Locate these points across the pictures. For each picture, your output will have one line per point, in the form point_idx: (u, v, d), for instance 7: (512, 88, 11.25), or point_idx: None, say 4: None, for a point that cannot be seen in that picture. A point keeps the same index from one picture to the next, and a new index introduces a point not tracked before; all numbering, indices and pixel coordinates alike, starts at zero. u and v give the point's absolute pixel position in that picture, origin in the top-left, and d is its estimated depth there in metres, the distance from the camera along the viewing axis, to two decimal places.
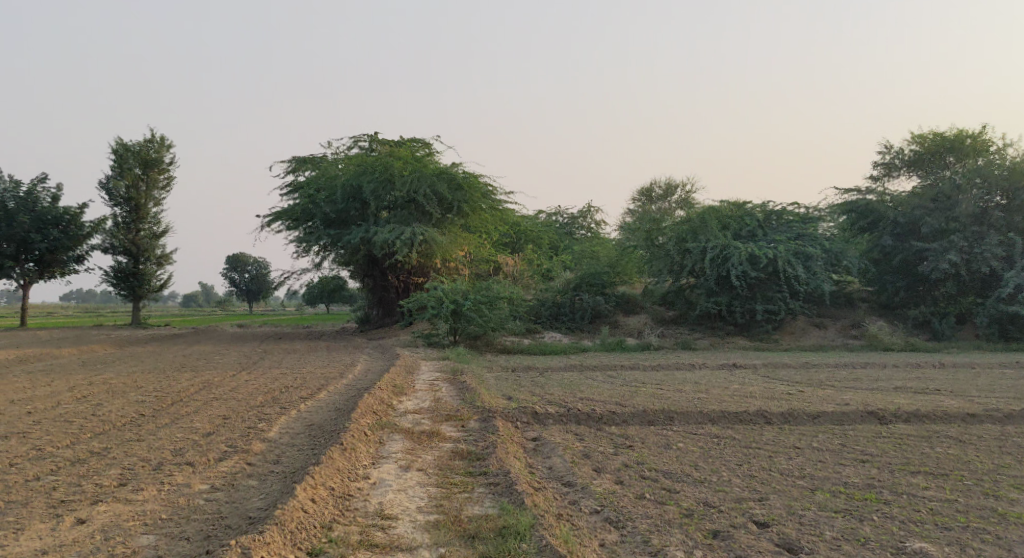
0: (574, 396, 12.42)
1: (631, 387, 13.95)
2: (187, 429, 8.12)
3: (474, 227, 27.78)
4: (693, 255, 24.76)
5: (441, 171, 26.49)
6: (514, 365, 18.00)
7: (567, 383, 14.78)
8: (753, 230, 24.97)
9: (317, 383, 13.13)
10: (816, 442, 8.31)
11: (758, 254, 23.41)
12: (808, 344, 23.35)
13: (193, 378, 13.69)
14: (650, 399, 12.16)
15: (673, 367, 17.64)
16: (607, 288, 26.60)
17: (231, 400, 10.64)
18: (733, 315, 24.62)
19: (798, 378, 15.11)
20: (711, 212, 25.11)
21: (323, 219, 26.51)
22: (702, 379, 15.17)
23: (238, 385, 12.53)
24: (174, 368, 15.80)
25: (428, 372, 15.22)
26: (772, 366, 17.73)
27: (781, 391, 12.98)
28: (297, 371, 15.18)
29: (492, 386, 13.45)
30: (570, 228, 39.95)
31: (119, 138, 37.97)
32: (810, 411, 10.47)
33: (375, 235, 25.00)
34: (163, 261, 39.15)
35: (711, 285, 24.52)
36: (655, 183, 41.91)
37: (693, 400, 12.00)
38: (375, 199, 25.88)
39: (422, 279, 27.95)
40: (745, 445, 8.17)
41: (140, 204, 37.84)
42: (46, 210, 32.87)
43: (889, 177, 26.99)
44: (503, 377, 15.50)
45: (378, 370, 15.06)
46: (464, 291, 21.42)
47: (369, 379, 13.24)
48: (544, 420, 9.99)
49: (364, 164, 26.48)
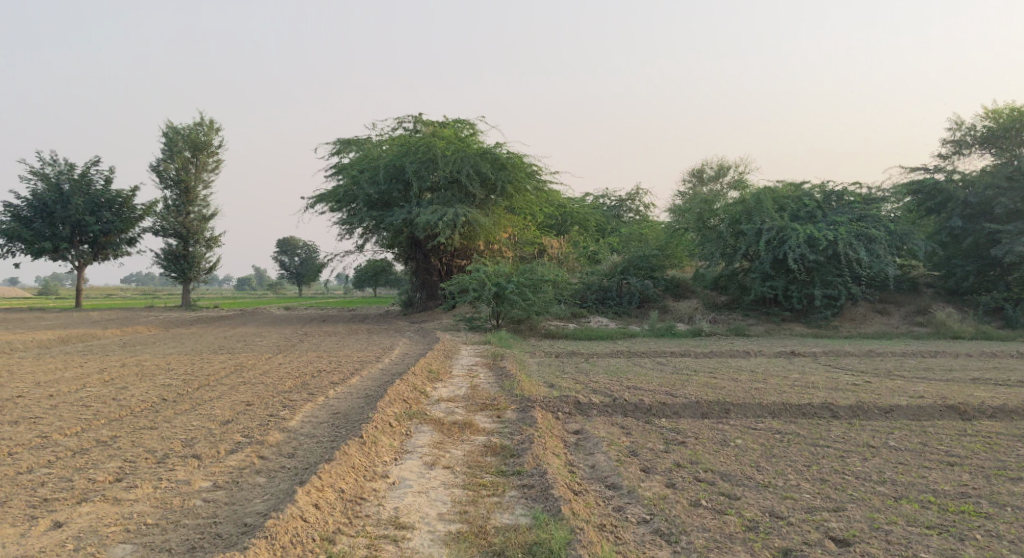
0: (620, 385, 11.65)
1: (682, 375, 13.13)
2: (205, 417, 7.63)
3: (518, 208, 27.08)
4: (748, 237, 23.65)
5: (485, 151, 25.77)
6: (559, 351, 17.28)
7: (614, 369, 14.03)
8: (812, 211, 23.73)
9: (351, 367, 12.62)
10: (894, 440, 7.43)
11: (818, 237, 22.22)
12: (870, 332, 22.14)
13: (228, 361, 13.31)
14: (704, 389, 11.32)
15: (726, 355, 16.72)
16: (656, 271, 25.65)
17: (259, 384, 10.19)
18: (790, 300, 23.48)
19: (863, 367, 14.10)
20: (768, 192, 23.94)
21: (366, 200, 26.05)
22: (758, 368, 14.24)
23: (271, 369, 12.09)
24: (211, 350, 15.48)
25: (468, 357, 14.60)
26: (833, 354, 16.71)
27: (845, 382, 12.01)
28: (334, 355, 14.71)
29: (534, 373, 12.78)
30: (618, 210, 38.93)
31: (169, 121, 38.12)
32: (880, 404, 9.56)
33: (417, 217, 24.44)
34: (212, 243, 39.36)
35: (766, 269, 23.39)
36: (707, 163, 40.58)
37: (750, 390, 11.14)
38: (418, 179, 25.33)
39: (465, 261, 27.39)
40: (812, 443, 7.34)
41: (190, 187, 38.00)
42: (99, 193, 33.12)
43: (959, 155, 25.39)
44: (547, 362, 14.80)
45: (416, 355, 14.50)
46: (508, 274, 20.75)
47: (405, 364, 12.69)
48: (587, 410, 9.26)
49: (407, 144, 25.91)
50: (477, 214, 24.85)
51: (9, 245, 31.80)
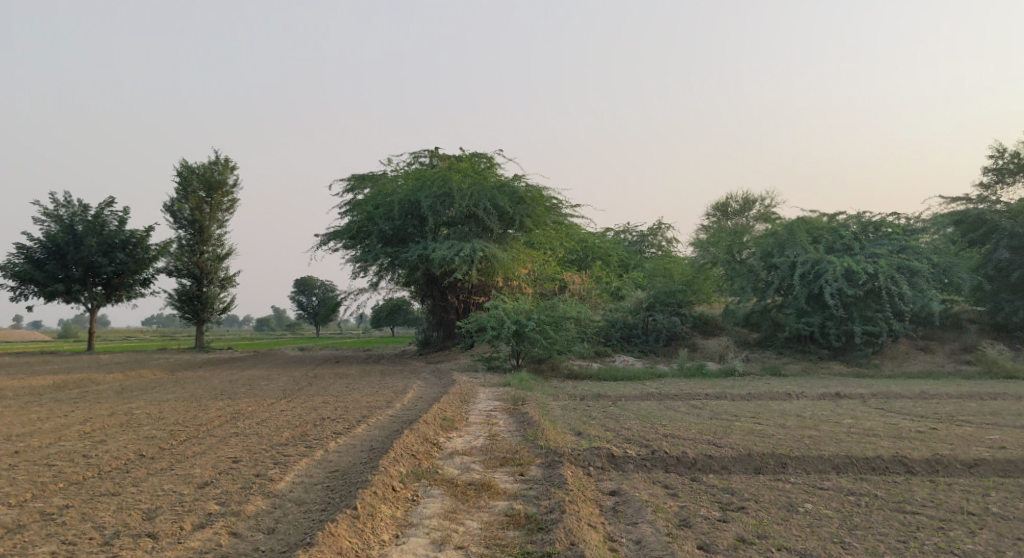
0: (656, 432, 10.49)
1: (722, 420, 11.94)
2: (180, 479, 6.58)
3: (539, 243, 26.18)
4: (781, 271, 22.47)
5: (503, 184, 24.92)
6: (583, 393, 16.11)
7: (646, 414, 12.86)
8: (848, 243, 22.55)
9: (358, 414, 11.53)
10: (996, 506, 6.23)
11: (856, 270, 21.00)
12: (915, 370, 20.80)
13: (227, 408, 12.27)
14: (751, 438, 10.12)
15: (766, 397, 15.49)
16: (684, 308, 24.54)
17: (253, 436, 9.13)
18: (827, 337, 22.17)
19: (921, 411, 12.84)
20: (801, 223, 22.89)
21: (380, 236, 25.20)
22: (803, 411, 13.02)
23: (270, 417, 11.03)
24: (211, 395, 14.44)
25: (487, 401, 13.48)
26: (883, 395, 15.44)
27: (908, 429, 10.76)
28: (343, 400, 13.63)
29: (559, 419, 11.64)
30: (640, 246, 37.83)
31: (184, 161, 37.67)
32: (959, 456, 8.37)
33: (433, 252, 23.53)
34: (226, 283, 38.62)
35: (801, 305, 22.16)
36: (731, 197, 39.51)
37: (802, 439, 9.93)
38: (433, 214, 24.48)
39: (483, 299, 26.43)
40: (898, 510, 6.16)
41: (204, 226, 37.40)
42: (113, 234, 32.52)
43: (1001, 184, 24.18)
44: (572, 407, 13.66)
45: (431, 399, 13.39)
46: (528, 311, 19.68)
47: (418, 410, 11.57)
48: (622, 465, 8.10)
49: (422, 179, 25.14)
50: (495, 249, 23.91)
51: (20, 287, 31.12)
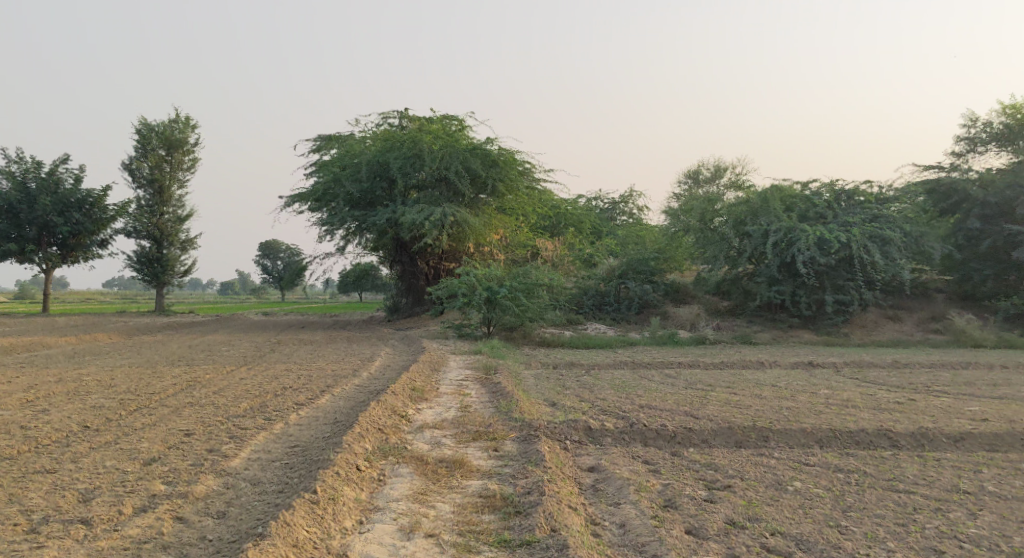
0: (632, 403, 10.17)
1: (697, 391, 11.64)
2: (125, 455, 6.07)
3: (510, 208, 25.68)
4: (754, 239, 22.24)
5: (474, 146, 24.25)
6: (555, 361, 15.78)
7: (621, 384, 12.56)
8: (822, 211, 22.31)
9: (323, 383, 11.05)
10: (991, 484, 5.96)
11: (830, 238, 20.82)
12: (884, 339, 20.81)
13: (183, 375, 11.69)
14: (729, 409, 9.82)
15: (739, 366, 15.28)
16: (656, 275, 24.33)
17: (209, 406, 8.61)
18: (798, 306, 22.10)
19: (896, 381, 12.71)
20: (775, 191, 22.53)
21: (347, 199, 24.49)
22: (779, 381, 12.79)
23: (229, 385, 10.51)
24: (168, 361, 13.84)
25: (457, 370, 13.06)
26: (856, 365, 15.34)
27: (886, 400, 10.56)
28: (306, 368, 13.11)
29: (532, 390, 11.29)
30: (611, 213, 37.49)
31: (142, 118, 36.31)
32: (943, 429, 8.16)
33: (402, 216, 22.91)
34: (187, 246, 37.56)
35: (773, 273, 22.00)
36: (703, 164, 39.28)
37: (781, 411, 9.66)
38: (402, 177, 23.80)
39: (453, 265, 25.99)
40: (890, 488, 5.87)
41: (164, 186, 36.22)
42: (68, 192, 31.29)
43: (973, 153, 24.11)
44: (544, 376, 13.31)
45: (399, 367, 12.93)
46: (499, 278, 19.24)
47: (385, 380, 11.12)
48: (599, 439, 7.77)
49: (391, 141, 24.40)
50: (466, 214, 23.35)
51: None
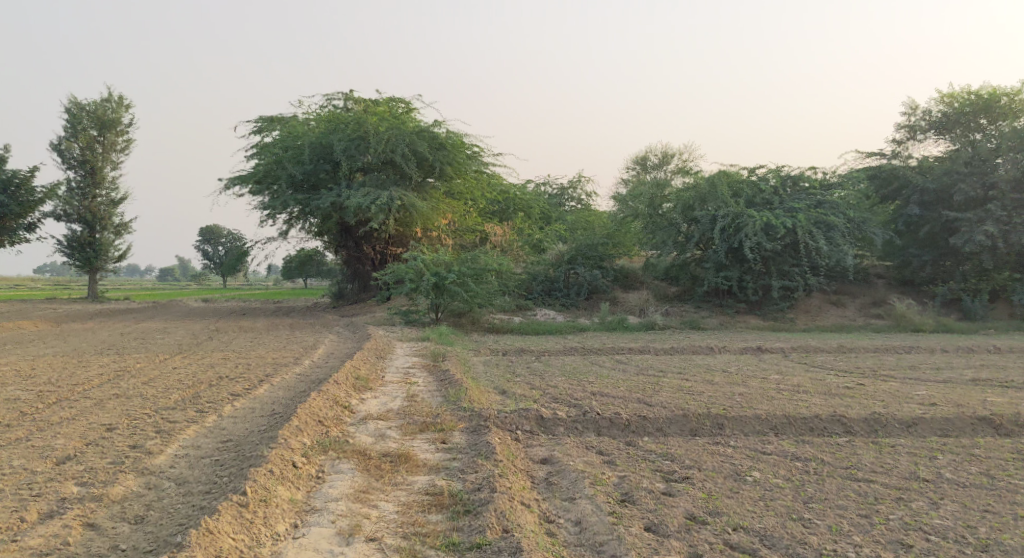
0: (583, 391, 9.93)
1: (648, 377, 11.48)
2: (36, 453, 5.57)
3: (458, 192, 25.25)
4: (702, 225, 22.25)
5: (421, 129, 23.70)
6: (505, 348, 15.51)
7: (571, 370, 12.35)
8: (769, 197, 22.42)
9: (262, 372, 10.56)
10: (949, 471, 5.85)
11: (776, 224, 20.93)
12: (828, 324, 21.07)
13: (112, 365, 11.05)
14: (681, 396, 9.66)
15: (689, 352, 15.21)
16: (605, 261, 24.28)
17: (136, 398, 8.08)
18: (745, 291, 22.25)
19: (844, 365, 12.76)
20: (723, 176, 22.51)
21: (289, 181, 23.73)
22: (729, 366, 12.72)
23: (160, 375, 9.94)
24: (96, 351, 13.14)
25: (404, 357, 12.67)
26: (803, 350, 15.43)
27: (836, 385, 10.52)
28: (245, 356, 12.56)
29: (482, 378, 10.99)
30: (560, 199, 37.29)
31: (72, 96, 34.70)
32: (895, 414, 8.11)
33: (347, 200, 22.29)
34: (121, 230, 36.14)
35: (720, 259, 22.08)
36: (651, 151, 39.35)
37: (733, 397, 9.54)
38: (347, 159, 23.15)
39: (400, 250, 25.49)
40: (850, 477, 5.72)
41: (96, 168, 34.73)
42: None
43: (913, 140, 24.50)
44: (494, 364, 13.03)
45: (343, 355, 12.49)
46: (447, 263, 18.85)
47: (328, 368, 10.68)
48: (551, 429, 7.51)
49: (335, 122, 23.73)
50: (413, 198, 22.86)
51: None
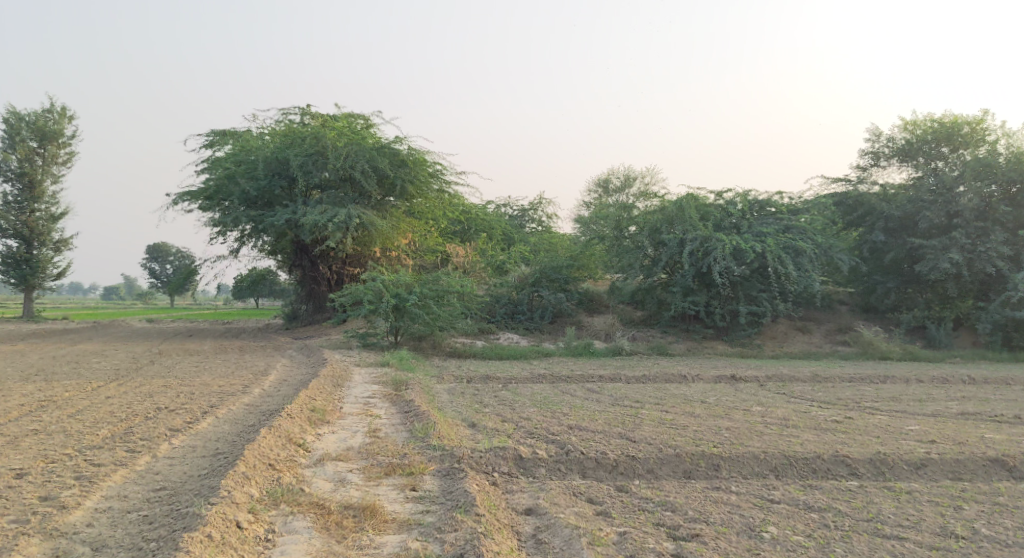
0: (560, 425, 9.21)
1: (625, 408, 10.79)
2: None
3: (419, 212, 24.48)
4: (669, 248, 21.82)
5: (382, 145, 22.90)
6: (470, 374, 14.71)
7: (542, 400, 11.63)
8: (737, 221, 22.09)
9: (206, 402, 9.63)
10: (982, 526, 5.24)
11: (744, 248, 20.61)
12: (795, 351, 20.73)
13: (36, 395, 9.93)
14: (663, 430, 8.97)
15: (661, 380, 14.62)
16: (569, 284, 23.80)
17: (57, 434, 7.10)
18: (712, 316, 21.84)
19: (825, 396, 12.24)
20: (691, 199, 22.11)
21: (242, 197, 22.69)
22: (706, 397, 12.11)
23: (89, 406, 8.94)
24: (23, 377, 11.99)
25: (363, 385, 11.79)
26: (779, 378, 14.95)
27: (824, 417, 9.97)
28: (189, 384, 11.55)
29: (448, 409, 10.21)
30: (520, 221, 36.68)
31: (11, 106, 33.12)
32: (898, 452, 7.54)
33: (303, 217, 21.33)
34: (61, 246, 34.44)
35: (687, 283, 21.65)
36: (613, 174, 39.13)
37: (720, 432, 8.88)
38: (303, 175, 22.24)
39: (358, 270, 24.59)
40: (878, 533, 5.07)
41: (36, 181, 33.12)
42: None
43: (877, 167, 24.46)
44: (458, 392, 12.25)
45: (297, 382, 11.59)
46: (408, 284, 18.03)
47: (280, 399, 9.80)
48: (532, 471, 6.77)
49: (291, 137, 22.84)
50: (372, 216, 22.02)
51: None
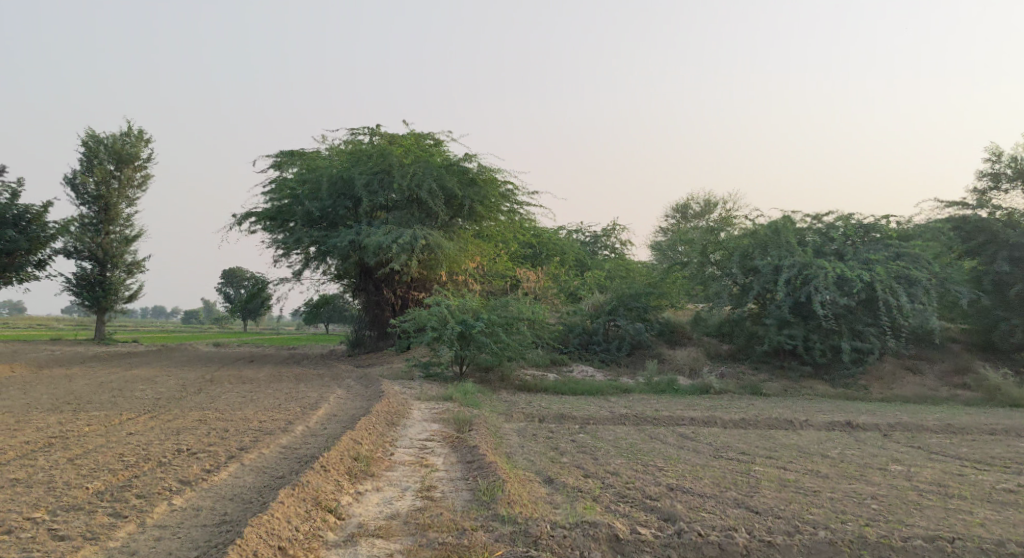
0: (659, 485, 7.47)
1: (732, 463, 8.94)
2: None
3: (488, 234, 23.10)
4: (762, 275, 19.80)
5: (450, 164, 21.67)
6: (542, 412, 12.97)
7: (630, 449, 9.85)
8: (840, 247, 19.92)
9: (238, 444, 8.21)
10: None
11: (850, 277, 18.47)
12: (907, 394, 18.30)
13: (50, 430, 8.71)
14: (789, 498, 7.10)
15: (762, 427, 12.64)
16: (649, 313, 21.96)
17: (37, 488, 5.72)
18: (810, 352, 19.65)
19: (976, 454, 10.09)
20: (787, 222, 20.12)
21: (305, 218, 21.71)
22: (826, 451, 10.14)
23: (102, 447, 7.61)
24: (52, 408, 10.86)
25: (421, 425, 10.25)
26: (905, 427, 12.78)
27: (992, 485, 7.94)
28: (228, 418, 10.21)
29: (519, 458, 8.58)
30: (593, 248, 35.00)
31: (91, 130, 33.35)
32: None
33: (367, 238, 20.18)
34: (133, 269, 34.37)
35: (784, 315, 19.54)
36: (692, 199, 37.24)
37: (865, 502, 6.95)
38: (368, 195, 21.15)
39: (423, 295, 23.33)
40: None
41: (111, 203, 33.15)
42: (5, 208, 27.01)
43: (996, 189, 21.94)
44: (530, 435, 10.57)
45: (349, 419, 10.13)
46: (475, 310, 16.53)
47: (324, 441, 8.32)
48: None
49: (357, 156, 21.86)
50: (439, 238, 20.73)
51: None
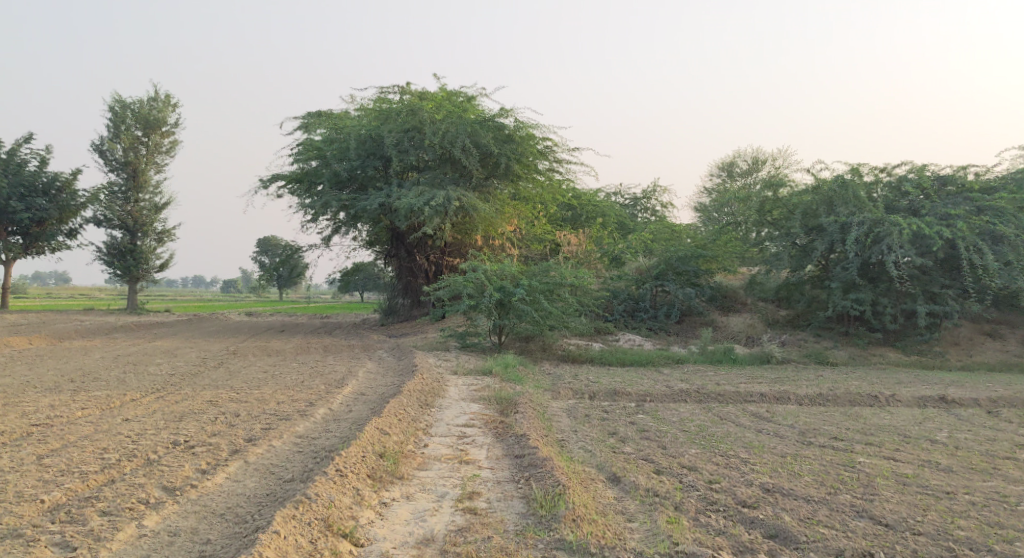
0: (752, 486, 6.08)
1: (829, 452, 7.52)
2: None
3: (525, 195, 21.68)
4: (828, 234, 18.10)
5: (484, 119, 20.19)
6: (593, 387, 11.63)
7: (702, 434, 8.46)
8: (914, 202, 18.09)
9: (246, 433, 6.97)
10: None
11: (927, 234, 16.72)
12: (991, 361, 16.58)
13: (36, 416, 7.59)
14: (920, 503, 5.67)
15: (843, 404, 11.13)
16: (699, 277, 20.41)
17: None
18: (880, 318, 18.00)
19: None
20: (854, 175, 18.33)
21: (333, 180, 20.47)
22: (933, 434, 8.63)
23: (85, 440, 6.43)
24: (52, 388, 9.78)
25: (459, 406, 8.95)
26: (1010, 403, 11.18)
27: None
28: (243, 400, 9.03)
29: (575, 448, 7.25)
30: (633, 210, 33.35)
31: (117, 95, 32.34)
32: None
33: (397, 200, 18.87)
34: (164, 237, 33.60)
35: (851, 277, 17.89)
36: (739, 156, 35.29)
37: (1019, 510, 5.50)
38: (398, 155, 19.81)
39: (458, 260, 22.09)
40: None
41: (140, 171, 32.26)
42: (33, 176, 26.11)
43: None
44: (583, 417, 9.23)
45: (377, 400, 8.90)
46: (515, 275, 15.18)
47: (346, 430, 7.07)
48: None
49: (385, 113, 20.48)
50: (474, 199, 19.35)
51: None
